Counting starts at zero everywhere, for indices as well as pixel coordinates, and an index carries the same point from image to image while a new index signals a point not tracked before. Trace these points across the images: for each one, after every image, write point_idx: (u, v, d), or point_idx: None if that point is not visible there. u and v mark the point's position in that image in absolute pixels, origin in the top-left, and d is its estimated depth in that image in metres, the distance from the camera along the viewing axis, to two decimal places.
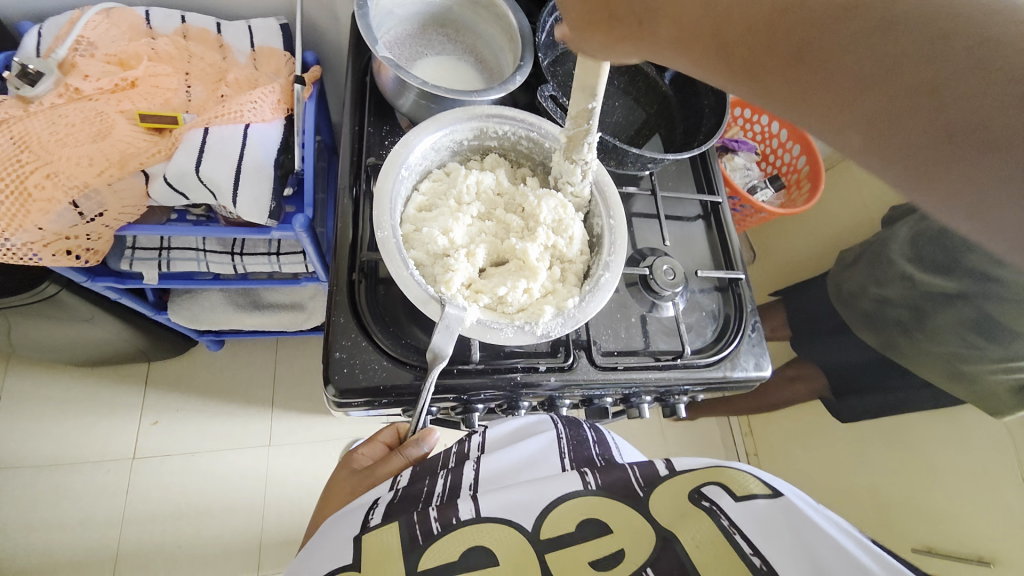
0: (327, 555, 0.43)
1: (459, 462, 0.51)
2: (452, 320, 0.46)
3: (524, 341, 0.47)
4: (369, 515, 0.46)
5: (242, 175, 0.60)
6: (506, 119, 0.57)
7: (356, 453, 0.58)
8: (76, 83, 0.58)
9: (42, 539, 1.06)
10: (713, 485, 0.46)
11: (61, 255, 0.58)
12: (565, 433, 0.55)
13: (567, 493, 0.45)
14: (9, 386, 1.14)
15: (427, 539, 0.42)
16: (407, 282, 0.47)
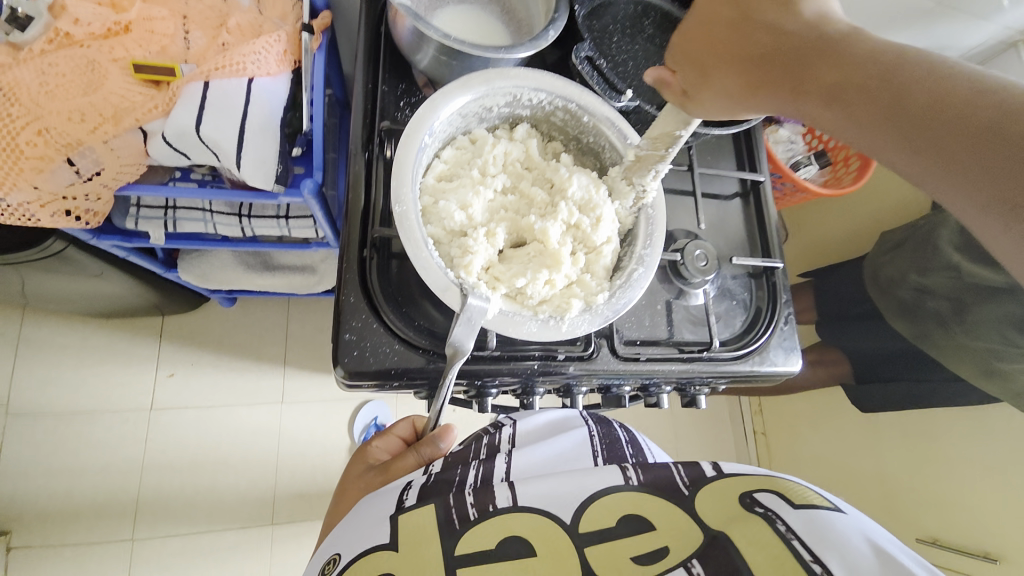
0: (363, 533, 0.41)
1: (490, 453, 0.51)
2: (474, 313, 0.43)
3: (550, 337, 0.45)
4: (403, 495, 0.44)
5: (246, 133, 0.55)
6: (544, 86, 0.50)
7: (371, 446, 0.55)
8: (66, 28, 0.53)
9: (67, 481, 1.10)
10: (767, 493, 0.42)
11: (60, 216, 0.55)
12: (597, 431, 0.56)
13: (607, 487, 0.43)
14: (26, 334, 1.15)
15: (463, 524, 0.41)
16: (426, 264, 0.43)
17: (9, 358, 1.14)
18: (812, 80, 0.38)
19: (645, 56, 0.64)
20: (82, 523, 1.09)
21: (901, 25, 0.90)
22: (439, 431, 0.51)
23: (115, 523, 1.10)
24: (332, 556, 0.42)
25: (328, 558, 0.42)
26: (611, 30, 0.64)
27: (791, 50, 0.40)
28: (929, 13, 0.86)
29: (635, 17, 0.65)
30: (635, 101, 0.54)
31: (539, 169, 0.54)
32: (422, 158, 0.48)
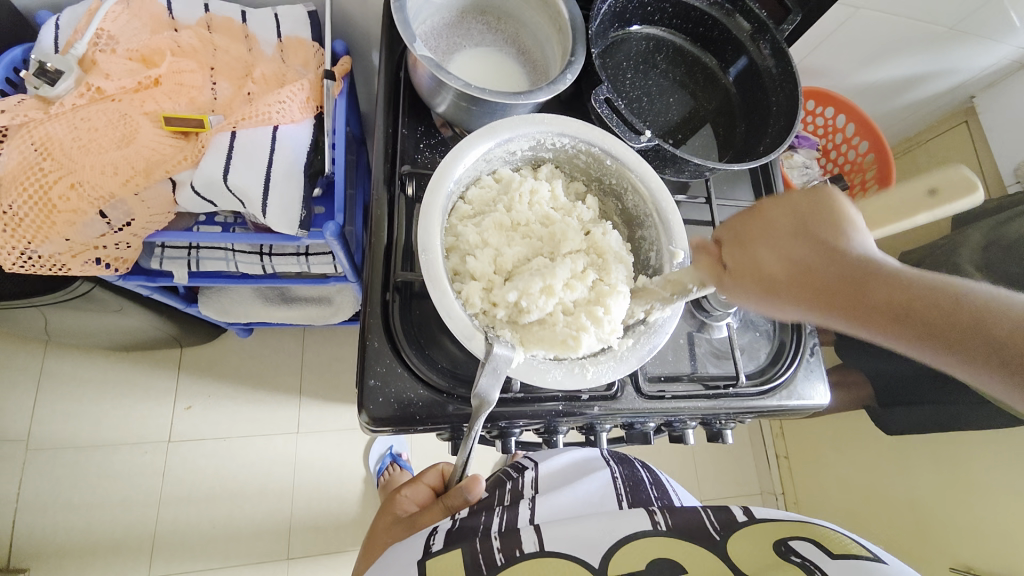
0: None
1: (513, 501, 0.50)
2: (500, 362, 0.43)
3: (573, 383, 0.45)
4: (429, 540, 0.42)
5: (272, 182, 0.57)
6: (566, 130, 0.51)
7: (400, 496, 0.55)
8: (98, 83, 0.55)
9: (86, 515, 1.10)
10: (803, 541, 0.40)
11: (91, 265, 0.56)
12: (619, 473, 0.56)
13: (637, 533, 0.41)
14: (49, 369, 1.17)
15: (491, 569, 0.38)
16: (452, 311, 0.43)
17: (30, 393, 1.15)
18: (865, 299, 0.37)
19: (659, 92, 0.66)
20: (99, 559, 1.08)
21: (911, 50, 0.90)
22: (465, 483, 0.49)
23: (133, 557, 1.09)
24: None
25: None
26: (625, 66, 0.65)
27: (835, 272, 0.38)
28: (939, 37, 0.87)
29: (648, 53, 0.66)
30: (654, 141, 0.53)
31: (563, 209, 0.52)
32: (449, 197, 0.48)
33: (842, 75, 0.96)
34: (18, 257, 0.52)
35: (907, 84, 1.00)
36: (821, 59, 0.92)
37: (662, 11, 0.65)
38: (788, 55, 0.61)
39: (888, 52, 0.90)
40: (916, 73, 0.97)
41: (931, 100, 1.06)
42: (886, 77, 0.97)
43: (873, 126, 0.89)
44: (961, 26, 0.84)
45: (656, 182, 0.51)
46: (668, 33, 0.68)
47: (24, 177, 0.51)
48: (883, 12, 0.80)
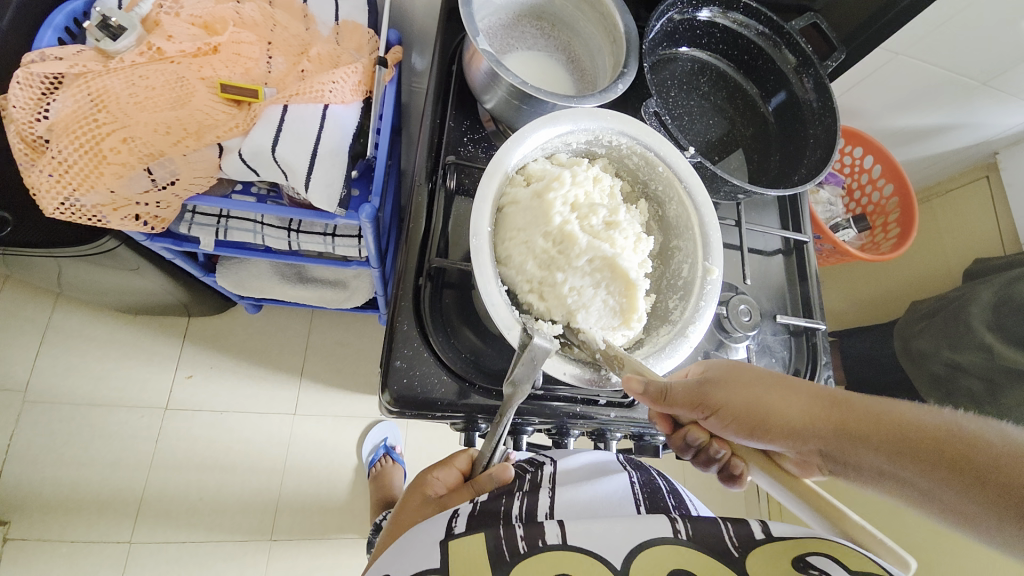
0: (415, 556, 0.39)
1: (534, 487, 0.48)
2: (538, 353, 0.42)
3: (600, 383, 0.46)
4: (452, 523, 0.42)
5: (318, 158, 0.58)
6: (625, 128, 0.52)
7: (430, 476, 0.52)
8: (160, 44, 0.56)
9: (74, 472, 1.09)
10: (821, 557, 0.37)
11: (129, 220, 0.57)
12: (637, 478, 0.52)
13: (655, 538, 0.39)
14: (55, 323, 1.17)
15: (514, 557, 0.37)
16: (493, 300, 0.43)
17: (34, 345, 1.14)
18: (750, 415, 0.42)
19: (700, 113, 0.67)
20: (83, 519, 1.07)
21: (944, 100, 0.92)
22: (497, 469, 0.48)
23: (116, 519, 1.08)
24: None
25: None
26: (669, 84, 0.66)
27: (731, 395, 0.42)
28: (973, 91, 0.89)
29: (693, 74, 0.68)
30: (698, 158, 0.55)
31: (614, 208, 0.50)
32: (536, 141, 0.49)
33: (873, 118, 0.98)
34: (56, 204, 0.53)
35: (935, 134, 1.02)
36: (855, 99, 0.94)
37: (710, 35, 0.67)
38: (830, 88, 0.63)
39: (920, 99, 0.91)
40: (945, 123, 0.98)
41: (957, 151, 1.07)
42: (915, 125, 0.99)
43: (899, 169, 0.90)
44: (996, 82, 0.86)
45: (703, 197, 0.52)
46: (712, 58, 0.69)
47: (76, 126, 0.52)
48: (922, 61, 0.82)
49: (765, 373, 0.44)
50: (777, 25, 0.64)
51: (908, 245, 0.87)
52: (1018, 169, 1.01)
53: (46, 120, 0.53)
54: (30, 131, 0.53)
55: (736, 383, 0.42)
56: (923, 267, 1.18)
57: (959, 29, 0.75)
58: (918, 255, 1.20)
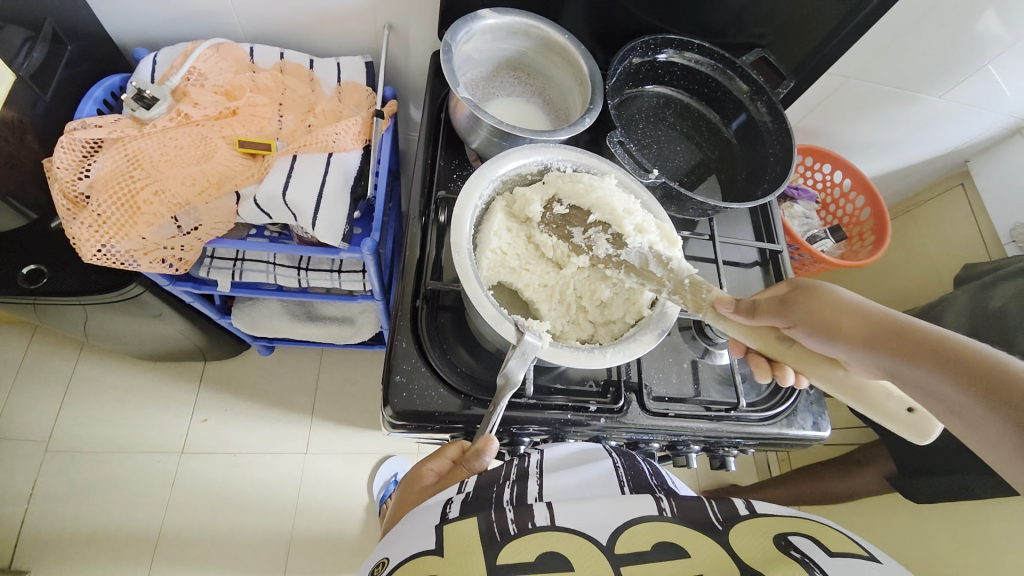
0: (412, 538, 0.44)
1: (521, 475, 0.50)
2: (529, 347, 0.47)
3: (592, 365, 0.49)
4: (446, 508, 0.46)
5: (323, 200, 0.65)
6: (569, 154, 0.59)
7: (424, 468, 0.55)
8: (186, 110, 0.65)
9: (91, 520, 1.11)
10: (801, 538, 0.42)
11: (157, 263, 0.64)
12: (621, 463, 0.53)
13: (640, 517, 0.43)
14: (79, 373, 1.22)
15: (504, 537, 0.41)
16: (482, 301, 0.48)
17: (58, 395, 1.19)
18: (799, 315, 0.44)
19: (667, 141, 0.74)
20: (100, 567, 1.08)
21: (904, 116, 0.98)
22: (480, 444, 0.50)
23: (130, 566, 1.09)
24: (380, 560, 0.45)
25: (376, 561, 0.45)
26: (637, 118, 0.73)
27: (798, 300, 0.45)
28: (930, 104, 0.95)
29: (658, 108, 0.75)
30: (661, 179, 0.61)
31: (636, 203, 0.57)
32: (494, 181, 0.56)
33: (840, 137, 1.04)
34: (94, 251, 0.59)
35: (903, 148, 1.08)
36: (819, 121, 1.00)
37: (671, 73, 0.75)
38: (782, 111, 0.69)
39: (882, 115, 0.98)
40: (909, 138, 1.05)
41: (927, 162, 1.12)
42: (882, 141, 1.06)
43: (867, 182, 0.97)
44: (949, 96, 0.93)
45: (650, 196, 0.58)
46: (675, 92, 0.77)
47: (115, 183, 0.59)
48: (875, 81, 0.89)
49: (842, 293, 0.44)
50: (729, 61, 0.72)
51: (884, 250, 0.91)
52: (988, 173, 1.06)
53: (87, 179, 0.60)
54: (72, 188, 0.60)
55: (801, 297, 0.45)
56: (912, 274, 1.21)
57: (902, 50, 0.83)
58: (906, 263, 1.22)
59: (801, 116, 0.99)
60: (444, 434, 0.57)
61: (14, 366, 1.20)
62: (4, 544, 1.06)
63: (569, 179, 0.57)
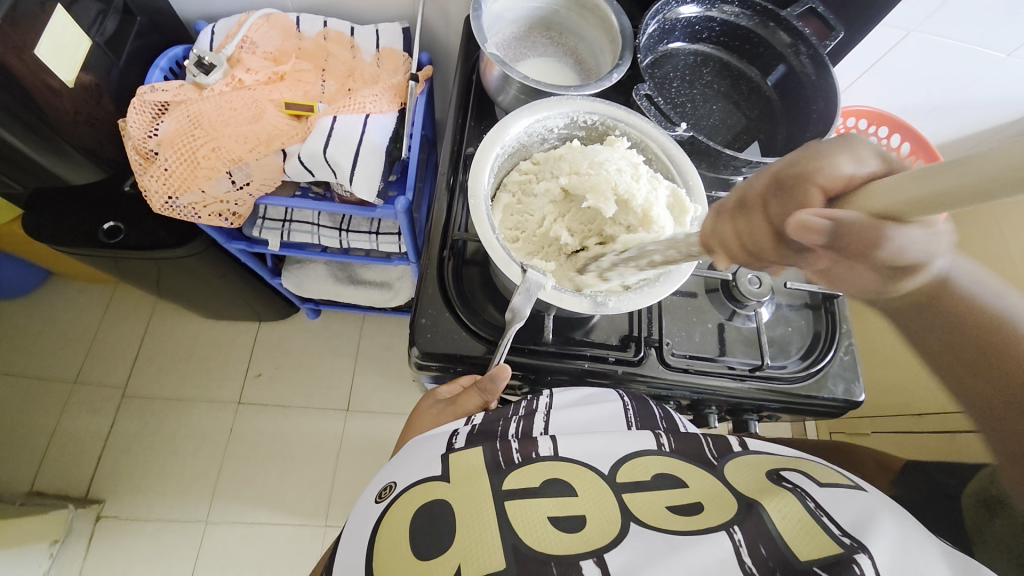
0: (418, 466, 0.46)
1: (528, 413, 0.51)
2: (533, 286, 0.49)
3: (594, 312, 0.50)
4: (452, 439, 0.48)
5: (359, 156, 0.69)
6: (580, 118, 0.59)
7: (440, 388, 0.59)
8: (240, 76, 0.70)
9: (160, 458, 1.24)
10: (793, 472, 0.43)
11: (214, 216, 0.71)
12: (631, 406, 0.53)
13: (642, 451, 0.45)
14: (151, 328, 1.36)
15: (509, 465, 0.43)
16: (491, 243, 0.50)
17: (134, 347, 1.34)
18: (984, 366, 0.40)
19: (703, 100, 0.71)
20: (167, 500, 1.21)
21: (965, 75, 0.91)
22: (494, 370, 0.53)
23: (196, 500, 1.21)
24: (388, 483, 0.47)
25: (384, 485, 0.47)
26: (671, 76, 0.71)
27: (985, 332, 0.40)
28: (1002, 62, 0.87)
29: (694, 65, 0.73)
30: (689, 132, 0.60)
31: (640, 176, 0.56)
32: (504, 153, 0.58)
33: (898, 100, 0.98)
34: (162, 202, 0.67)
35: (971, 110, 0.99)
36: (871, 82, 0.94)
37: (710, 29, 0.72)
38: (826, 63, 0.66)
39: (947, 74, 0.90)
40: (977, 96, 0.96)
41: (1001, 126, 1.03)
42: (946, 102, 0.98)
43: (930, 146, 0.89)
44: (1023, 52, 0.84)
45: (676, 149, 0.57)
46: (714, 50, 0.74)
47: (179, 141, 0.66)
48: (939, 37, 0.82)
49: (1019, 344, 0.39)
50: (772, 12, 0.69)
51: None
52: None
53: (156, 137, 0.67)
54: (143, 146, 0.67)
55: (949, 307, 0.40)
56: None
57: (963, 4, 0.75)
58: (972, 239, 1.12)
59: (853, 75, 0.92)
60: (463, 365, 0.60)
61: (97, 318, 1.35)
62: (85, 475, 1.20)
63: (573, 148, 0.59)
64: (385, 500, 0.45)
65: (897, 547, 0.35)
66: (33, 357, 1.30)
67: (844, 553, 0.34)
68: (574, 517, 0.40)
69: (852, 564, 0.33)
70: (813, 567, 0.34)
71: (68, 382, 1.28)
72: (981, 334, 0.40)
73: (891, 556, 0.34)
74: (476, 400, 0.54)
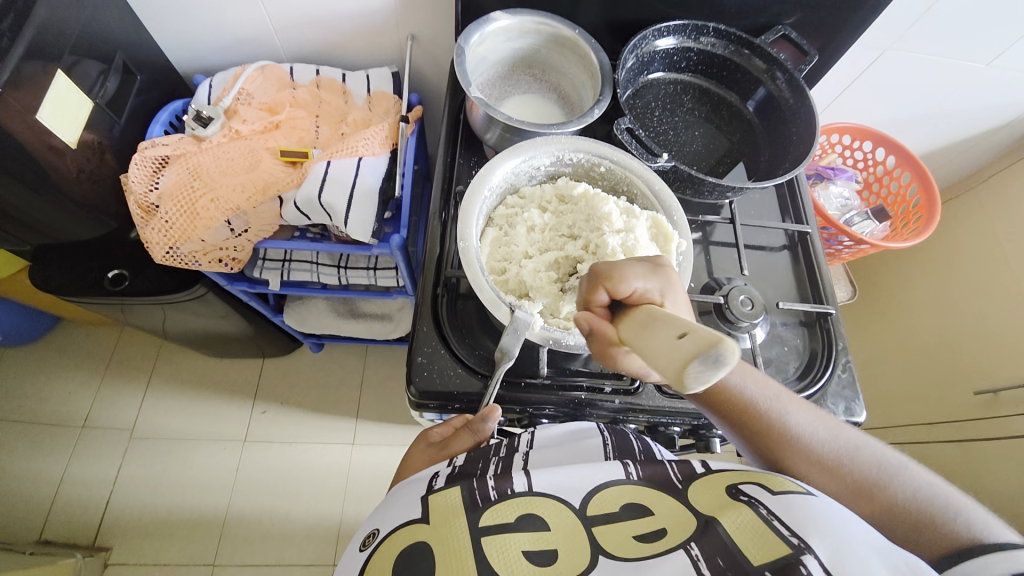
0: (399, 510, 0.47)
1: (508, 453, 0.52)
2: (521, 325, 0.50)
3: (585, 348, 0.50)
4: (432, 481, 0.49)
5: (353, 198, 0.71)
6: (569, 155, 0.61)
7: (431, 428, 0.58)
8: (237, 127, 0.73)
9: (167, 501, 1.24)
10: (752, 485, 0.42)
11: (215, 262, 0.72)
12: (610, 442, 0.53)
13: (607, 481, 0.45)
14: (158, 368, 1.38)
15: (485, 502, 0.44)
16: (481, 285, 0.52)
17: (141, 389, 1.35)
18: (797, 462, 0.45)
19: (684, 128, 0.73)
20: (174, 542, 1.20)
21: (946, 86, 0.92)
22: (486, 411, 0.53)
23: (203, 542, 1.20)
24: (371, 531, 0.47)
25: (368, 532, 0.47)
26: (653, 106, 0.74)
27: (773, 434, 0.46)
28: (980, 73, 0.88)
29: (674, 94, 0.75)
30: (671, 162, 0.61)
31: (625, 212, 0.58)
32: (490, 193, 0.59)
33: (882, 112, 1.00)
34: (163, 252, 0.68)
35: (955, 117, 1.01)
36: (856, 97, 0.96)
37: (688, 59, 0.74)
38: (802, 86, 0.68)
39: (928, 87, 0.92)
40: (960, 105, 0.97)
41: (987, 132, 1.05)
42: (930, 112, 1.00)
43: (915, 158, 0.90)
44: (999, 62, 0.86)
45: (660, 185, 0.59)
46: (694, 78, 0.76)
47: (179, 194, 0.68)
48: (915, 53, 0.84)
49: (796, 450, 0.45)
50: (746, 41, 0.71)
51: (933, 230, 0.85)
52: None
53: (157, 191, 0.69)
54: (145, 199, 0.69)
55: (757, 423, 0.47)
56: (976, 256, 1.10)
57: (935, 22, 0.77)
58: (970, 244, 1.12)
59: (836, 92, 0.94)
60: (455, 407, 0.60)
61: (105, 360, 1.37)
62: (92, 522, 1.20)
63: (558, 190, 0.62)
64: (367, 549, 0.45)
65: (840, 542, 0.35)
66: (41, 402, 1.31)
67: (792, 554, 0.35)
68: (546, 551, 0.41)
69: (798, 566, 0.34)
70: (765, 570, 0.35)
71: (76, 427, 1.29)
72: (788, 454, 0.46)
73: (834, 551, 0.34)
74: (468, 441, 0.54)
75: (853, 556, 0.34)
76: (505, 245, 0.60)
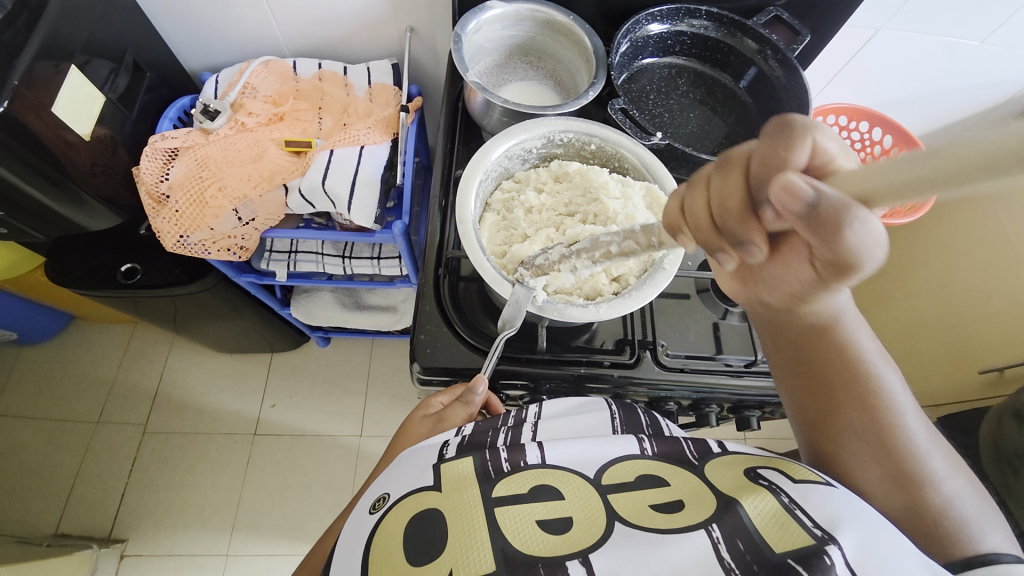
0: (410, 478, 0.48)
1: (517, 423, 0.53)
2: (522, 297, 0.52)
3: (587, 318, 0.52)
4: (444, 450, 0.50)
5: (356, 186, 0.73)
6: (562, 134, 0.62)
7: (432, 399, 0.61)
8: (243, 119, 0.75)
9: (180, 493, 1.26)
10: (771, 470, 0.44)
11: (223, 251, 0.74)
12: (619, 415, 0.54)
13: (622, 457, 0.47)
14: (169, 364, 1.40)
15: (498, 474, 0.45)
16: (483, 265, 0.53)
17: (153, 384, 1.38)
18: (846, 414, 0.44)
19: (679, 110, 0.74)
20: (187, 533, 1.23)
21: (941, 64, 0.93)
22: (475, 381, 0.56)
23: (217, 533, 1.23)
24: (380, 495, 0.49)
25: (377, 496, 0.49)
26: (648, 89, 0.75)
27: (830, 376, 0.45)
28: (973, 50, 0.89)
29: (668, 77, 0.76)
30: (664, 140, 0.62)
31: (620, 182, 0.61)
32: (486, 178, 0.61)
33: (878, 92, 1.00)
34: (174, 241, 0.71)
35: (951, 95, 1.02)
36: (851, 78, 0.96)
37: (681, 42, 0.76)
38: (794, 64, 0.69)
39: (922, 65, 0.93)
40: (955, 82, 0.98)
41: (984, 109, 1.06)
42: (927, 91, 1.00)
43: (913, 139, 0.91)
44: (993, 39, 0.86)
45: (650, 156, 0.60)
46: (687, 61, 0.78)
47: (189, 184, 0.70)
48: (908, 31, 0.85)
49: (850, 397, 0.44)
50: (737, 22, 0.72)
51: (930, 206, 0.85)
52: None
53: (167, 181, 0.71)
54: (155, 190, 0.71)
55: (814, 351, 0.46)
56: None
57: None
58: None
59: (831, 73, 0.95)
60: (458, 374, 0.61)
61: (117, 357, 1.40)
62: (107, 515, 1.23)
63: (552, 171, 0.64)
64: (378, 511, 0.47)
65: (865, 537, 0.35)
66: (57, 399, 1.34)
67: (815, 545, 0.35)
68: (560, 520, 0.41)
69: (822, 555, 0.33)
70: (787, 559, 0.34)
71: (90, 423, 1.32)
72: (835, 401, 0.44)
73: (861, 548, 0.34)
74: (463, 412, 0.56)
75: (877, 553, 0.34)
76: (506, 227, 0.62)
